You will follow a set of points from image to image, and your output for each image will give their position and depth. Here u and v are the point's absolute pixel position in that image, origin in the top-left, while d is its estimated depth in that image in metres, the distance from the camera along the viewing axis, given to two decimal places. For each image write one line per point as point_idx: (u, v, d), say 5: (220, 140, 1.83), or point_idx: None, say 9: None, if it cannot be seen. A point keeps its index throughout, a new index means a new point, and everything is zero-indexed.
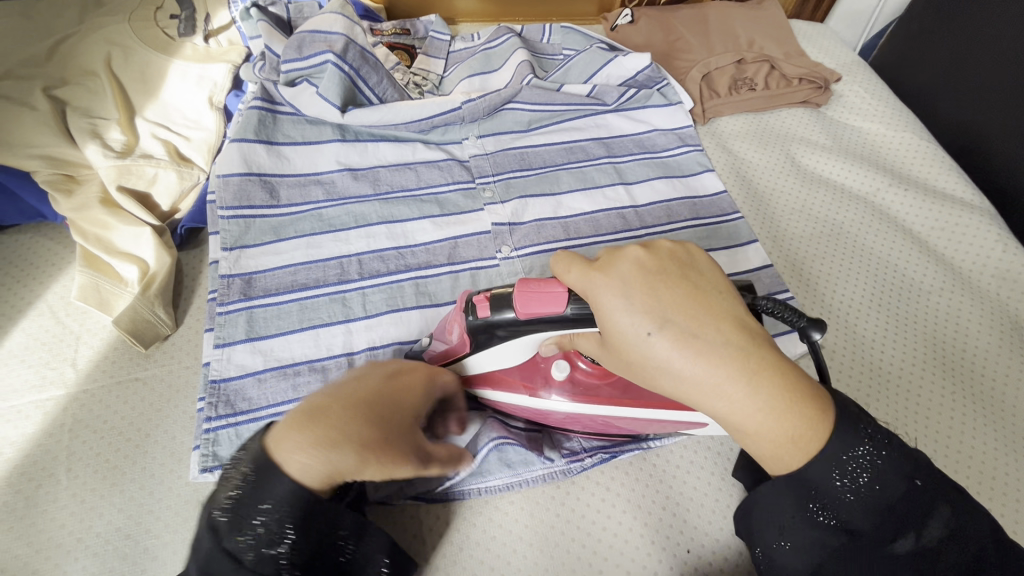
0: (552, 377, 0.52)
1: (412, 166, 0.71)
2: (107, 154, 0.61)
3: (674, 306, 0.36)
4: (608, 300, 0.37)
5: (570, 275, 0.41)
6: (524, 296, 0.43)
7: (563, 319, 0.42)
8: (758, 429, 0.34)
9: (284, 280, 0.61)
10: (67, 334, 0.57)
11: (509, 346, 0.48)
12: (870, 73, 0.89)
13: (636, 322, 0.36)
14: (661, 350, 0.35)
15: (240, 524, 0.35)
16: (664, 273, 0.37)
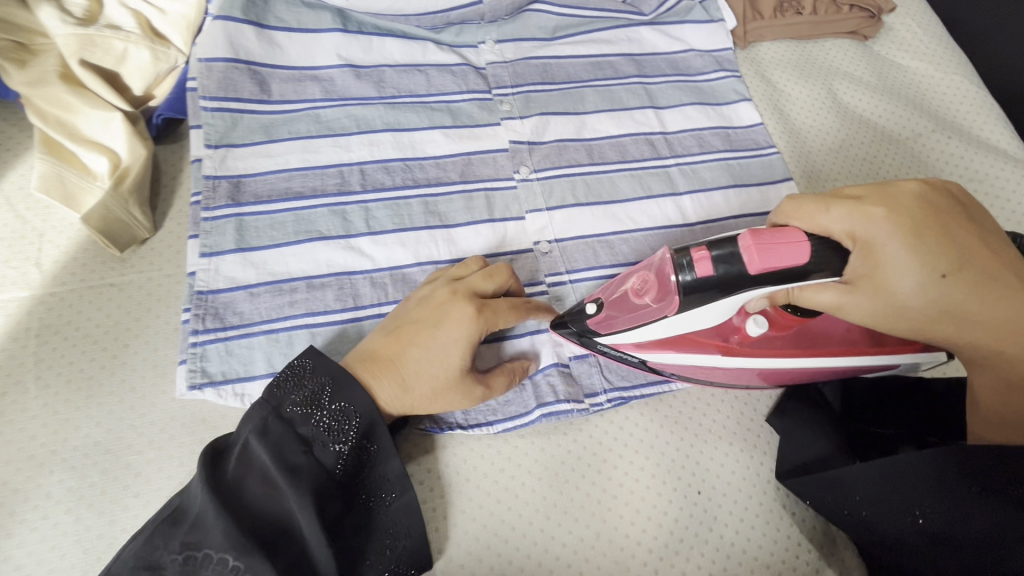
0: (748, 335, 0.47)
1: (422, 69, 0.63)
2: (65, 19, 0.51)
3: (926, 246, 0.40)
4: (892, 241, 0.40)
5: (828, 215, 0.41)
6: (767, 249, 0.39)
7: (797, 271, 0.40)
8: (1019, 351, 0.42)
9: (277, 186, 0.55)
10: (28, 231, 0.50)
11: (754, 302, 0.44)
12: (924, 5, 0.81)
13: (924, 267, 0.40)
14: (951, 293, 0.40)
15: (316, 411, 0.41)
16: (932, 210, 0.42)
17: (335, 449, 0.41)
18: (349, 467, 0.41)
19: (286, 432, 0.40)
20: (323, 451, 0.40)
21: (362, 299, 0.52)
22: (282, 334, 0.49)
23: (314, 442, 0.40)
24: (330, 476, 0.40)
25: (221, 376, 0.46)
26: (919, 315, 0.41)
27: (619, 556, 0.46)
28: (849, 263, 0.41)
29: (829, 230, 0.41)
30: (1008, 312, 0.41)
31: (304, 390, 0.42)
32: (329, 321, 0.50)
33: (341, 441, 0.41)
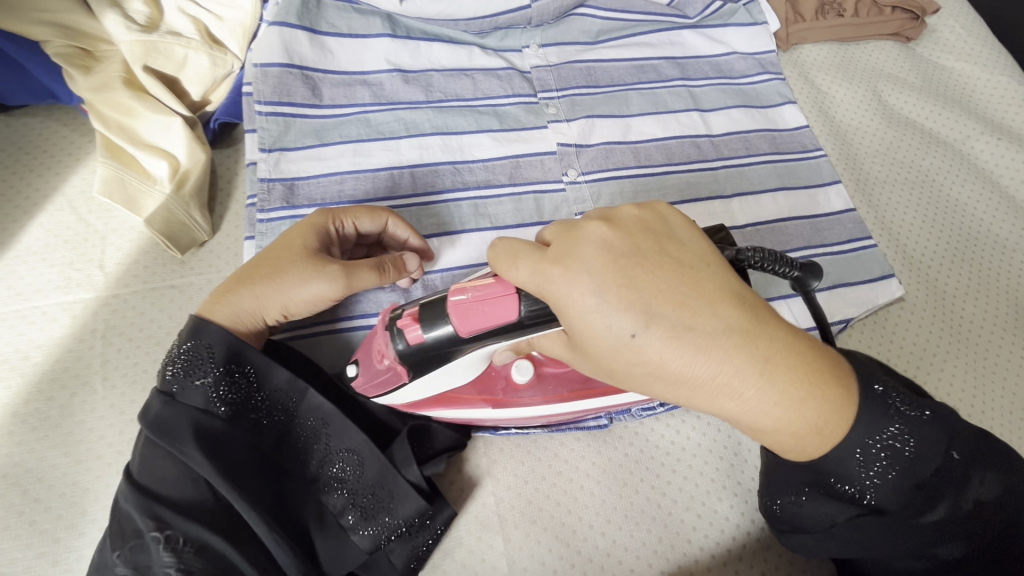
0: (515, 383, 0.45)
1: (468, 74, 0.64)
2: (129, 26, 0.52)
3: (657, 295, 0.34)
4: (579, 296, 0.34)
5: (518, 268, 0.36)
6: (470, 312, 0.37)
7: (516, 327, 0.38)
8: (767, 424, 0.35)
9: (331, 189, 0.56)
10: (91, 233, 0.51)
11: (456, 365, 0.41)
12: (968, 7, 0.81)
13: (619, 317, 0.33)
14: (646, 348, 0.34)
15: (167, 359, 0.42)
16: (643, 256, 0.35)
17: (200, 386, 0.41)
18: (229, 400, 0.41)
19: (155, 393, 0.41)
20: (189, 396, 0.40)
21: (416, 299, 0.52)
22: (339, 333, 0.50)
23: (184, 388, 0.40)
24: (212, 414, 0.40)
25: None
26: (752, 395, 0.34)
27: (682, 561, 0.46)
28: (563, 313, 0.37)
29: (523, 286, 0.36)
30: (815, 413, 0.35)
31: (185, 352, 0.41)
32: None
33: (205, 378, 0.41)
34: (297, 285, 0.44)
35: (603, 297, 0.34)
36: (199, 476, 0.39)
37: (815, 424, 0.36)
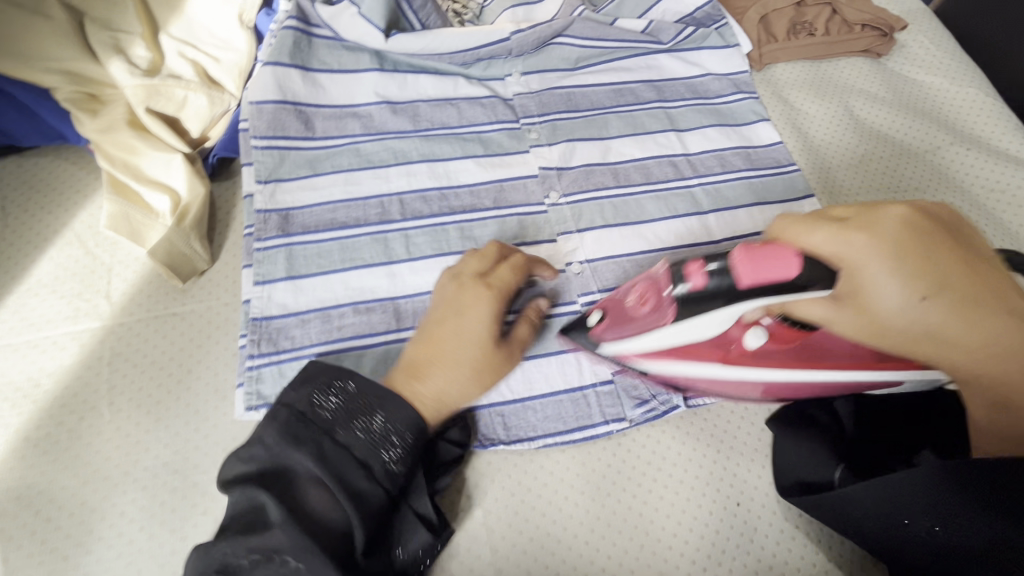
0: (749, 347, 0.45)
1: (453, 102, 0.67)
2: (133, 72, 0.55)
3: (921, 263, 0.38)
4: (873, 264, 0.39)
5: (814, 235, 0.40)
6: (752, 258, 0.41)
7: (790, 287, 0.41)
8: (1009, 346, 0.39)
9: (323, 217, 0.59)
10: (98, 265, 0.54)
11: (706, 319, 0.43)
12: (935, 23, 0.84)
13: (908, 286, 0.38)
14: (928, 317, 0.39)
15: (356, 412, 0.43)
16: (920, 231, 0.39)
17: (376, 447, 0.43)
18: (395, 469, 0.43)
19: (318, 433, 0.42)
20: (365, 453, 0.42)
21: (404, 320, 0.55)
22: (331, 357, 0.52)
23: (344, 439, 0.43)
24: (375, 479, 0.42)
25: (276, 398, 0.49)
26: (914, 329, 0.40)
27: (662, 567, 0.47)
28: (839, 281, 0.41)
29: (818, 251, 0.40)
30: (996, 324, 0.39)
31: (358, 410, 0.44)
32: (374, 343, 0.53)
33: (378, 439, 0.43)
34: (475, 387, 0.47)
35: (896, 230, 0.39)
36: (332, 522, 0.40)
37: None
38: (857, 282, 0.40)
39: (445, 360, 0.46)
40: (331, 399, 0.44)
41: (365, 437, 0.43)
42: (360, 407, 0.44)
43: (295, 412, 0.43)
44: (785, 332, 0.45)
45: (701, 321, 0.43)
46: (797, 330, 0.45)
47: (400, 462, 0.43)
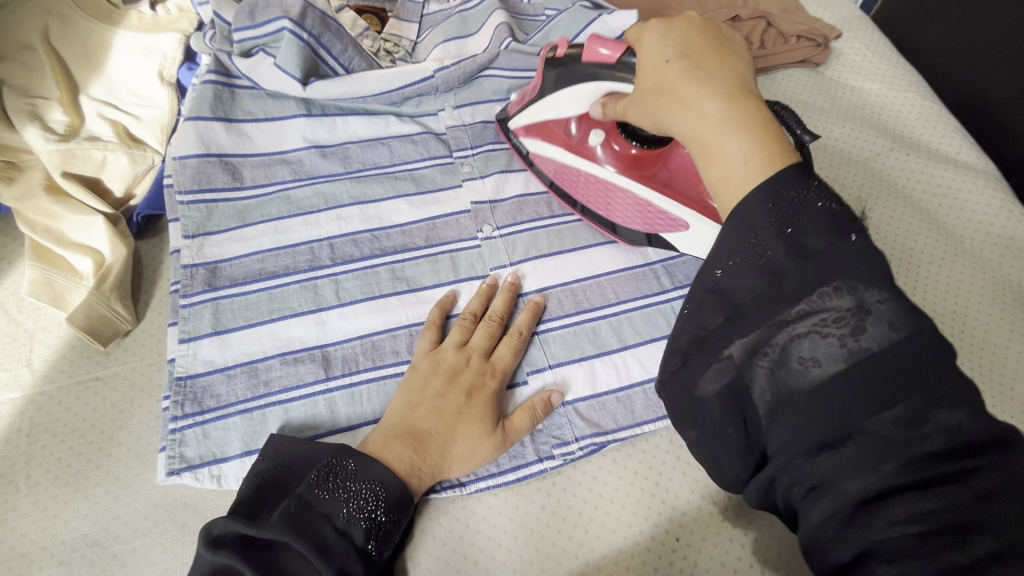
0: (596, 141, 0.62)
1: (384, 141, 0.67)
2: (48, 137, 0.56)
3: (692, 54, 0.46)
4: (656, 45, 0.49)
5: (636, 28, 0.52)
6: (593, 44, 0.54)
7: (611, 63, 0.53)
8: (716, 138, 0.42)
9: (251, 268, 0.58)
10: (21, 333, 0.53)
11: (571, 90, 0.58)
12: (871, 28, 0.84)
13: (669, 61, 0.47)
14: (681, 78, 0.45)
15: (347, 495, 0.42)
16: (717, 50, 0.47)
17: (367, 528, 0.42)
18: (381, 547, 0.43)
19: (321, 522, 0.40)
20: (359, 538, 0.41)
21: (334, 368, 0.53)
22: (256, 413, 0.50)
23: (342, 525, 0.41)
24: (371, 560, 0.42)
25: (199, 460, 0.48)
26: (710, 89, 0.44)
27: None
28: (645, 56, 0.49)
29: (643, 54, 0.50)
30: (760, 139, 0.41)
31: (351, 495, 0.42)
32: (302, 394, 0.52)
33: (372, 521, 0.42)
34: (471, 452, 0.48)
35: (664, 36, 0.49)
36: None
37: (754, 153, 0.40)
38: (643, 54, 0.50)
39: (437, 440, 0.48)
40: (334, 483, 0.42)
41: (363, 520, 0.42)
42: (360, 489, 0.43)
43: (285, 510, 0.40)
44: (642, 157, 0.61)
45: (562, 93, 0.60)
46: (648, 150, 0.60)
47: (387, 539, 0.43)
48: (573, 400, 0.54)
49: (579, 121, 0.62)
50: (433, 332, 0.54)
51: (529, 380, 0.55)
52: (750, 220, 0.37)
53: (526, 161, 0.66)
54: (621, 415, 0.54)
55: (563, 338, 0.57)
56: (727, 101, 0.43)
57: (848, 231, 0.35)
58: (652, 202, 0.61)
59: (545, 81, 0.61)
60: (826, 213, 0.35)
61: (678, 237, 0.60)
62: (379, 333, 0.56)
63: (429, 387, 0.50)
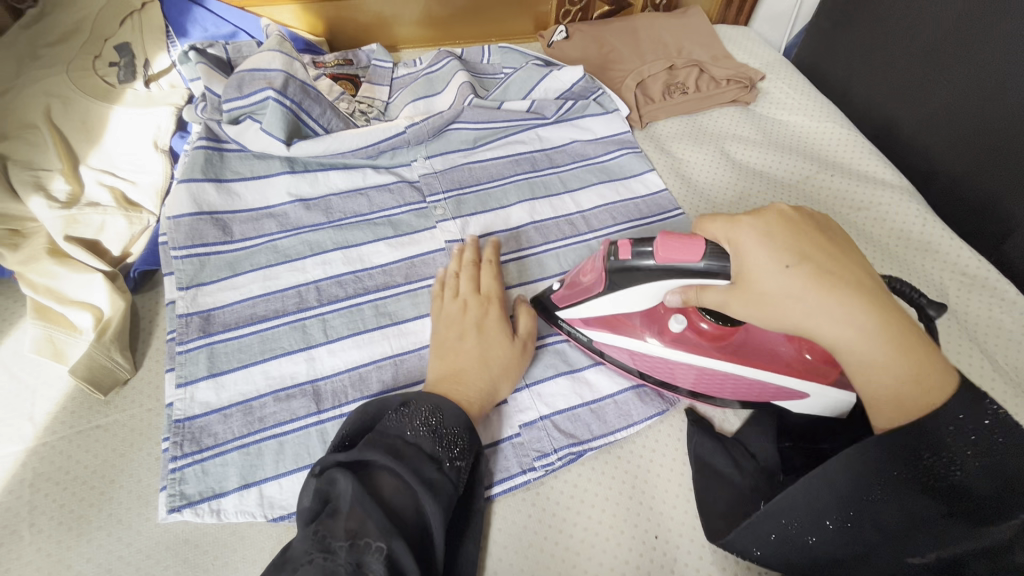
0: (668, 329, 0.58)
1: (363, 192, 0.73)
2: (52, 206, 0.60)
3: (811, 243, 0.47)
4: (749, 235, 0.48)
5: (714, 225, 0.50)
6: (666, 243, 0.50)
7: (696, 270, 0.50)
8: (851, 346, 0.44)
9: (243, 313, 0.62)
10: (22, 389, 0.56)
11: (636, 292, 0.55)
12: (792, 70, 0.96)
13: (776, 258, 0.46)
14: (794, 282, 0.45)
15: (412, 422, 0.48)
16: (800, 224, 0.49)
17: (436, 441, 0.48)
18: (455, 457, 0.48)
19: (396, 441, 0.46)
20: (430, 448, 0.47)
21: (324, 402, 0.57)
22: (252, 448, 0.54)
23: (413, 440, 0.47)
24: (445, 467, 0.47)
25: (198, 496, 0.51)
26: (852, 303, 0.44)
27: None
28: (754, 257, 0.47)
29: (757, 264, 0.46)
30: (924, 360, 0.43)
31: (419, 419, 0.49)
32: (295, 428, 0.55)
33: (441, 436, 0.48)
34: (511, 367, 0.57)
35: (755, 224, 0.48)
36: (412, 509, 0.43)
37: (915, 378, 0.43)
38: (737, 254, 0.48)
39: (477, 369, 0.55)
40: (402, 412, 0.49)
41: (434, 441, 0.48)
42: (420, 412, 0.49)
43: (370, 437, 0.47)
44: (720, 330, 0.56)
45: (642, 287, 0.54)
46: (726, 326, 0.56)
47: (459, 445, 0.49)
48: (550, 414, 0.58)
49: (647, 320, 0.59)
50: (434, 301, 0.61)
51: (511, 398, 0.59)
52: (925, 425, 0.42)
53: (591, 348, 0.61)
54: (596, 425, 0.58)
55: (537, 357, 0.62)
56: (879, 321, 0.44)
57: (984, 410, 0.42)
58: (751, 394, 0.58)
59: (602, 280, 0.56)
60: (983, 405, 0.42)
61: (793, 405, 0.57)
62: (361, 366, 0.60)
63: (449, 339, 0.57)
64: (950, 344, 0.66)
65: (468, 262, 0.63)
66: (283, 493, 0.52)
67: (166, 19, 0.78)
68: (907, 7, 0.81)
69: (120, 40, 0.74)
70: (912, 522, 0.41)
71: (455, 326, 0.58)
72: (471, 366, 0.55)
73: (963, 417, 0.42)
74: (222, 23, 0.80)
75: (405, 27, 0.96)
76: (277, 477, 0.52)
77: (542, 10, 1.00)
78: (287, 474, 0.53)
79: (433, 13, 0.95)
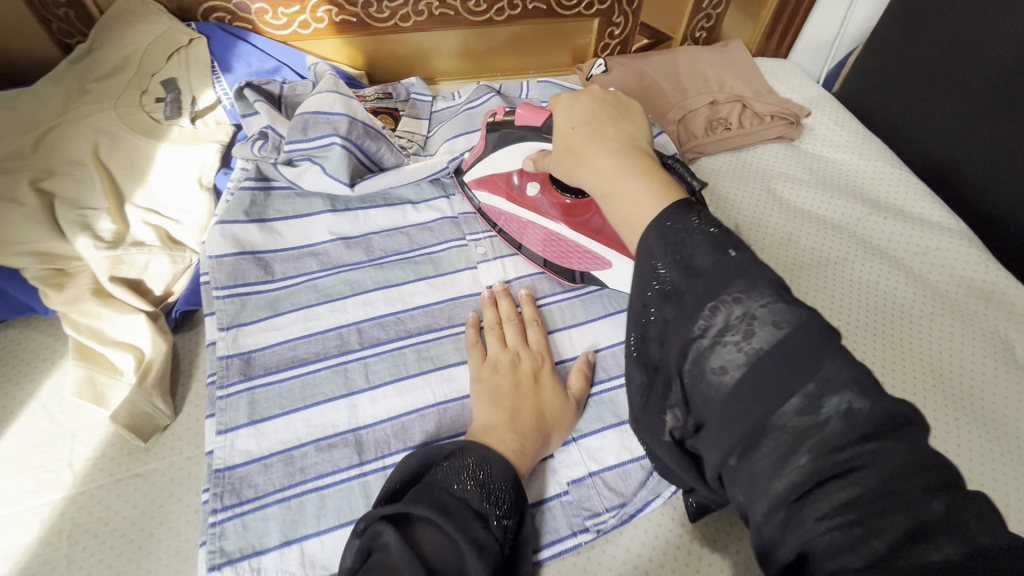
0: (529, 193, 0.69)
1: (403, 230, 0.72)
2: (98, 245, 0.60)
3: (597, 117, 0.48)
4: (571, 114, 0.49)
5: (562, 101, 0.51)
6: (523, 108, 0.62)
7: (541, 130, 0.62)
8: (624, 194, 0.41)
9: (284, 356, 0.61)
10: (62, 433, 0.55)
11: (507, 151, 0.66)
12: (837, 106, 0.94)
13: (605, 125, 0.47)
14: (609, 150, 0.44)
15: (458, 475, 0.46)
16: (614, 109, 0.49)
17: (484, 496, 0.44)
18: (503, 516, 0.44)
19: (442, 493, 0.44)
20: (478, 503, 0.44)
21: (367, 453, 0.55)
22: (294, 501, 0.52)
23: (460, 494, 0.44)
24: (492, 526, 0.43)
25: (239, 553, 0.49)
26: (624, 149, 0.44)
27: None
28: (579, 117, 0.48)
29: (574, 125, 0.48)
30: (650, 189, 0.40)
31: (467, 472, 0.46)
32: (337, 480, 0.53)
33: (487, 490, 0.45)
34: (562, 420, 0.55)
35: (576, 106, 0.50)
36: (456, 570, 0.39)
37: (657, 192, 0.40)
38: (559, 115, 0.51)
39: (532, 418, 0.53)
40: (448, 464, 0.47)
41: (481, 496, 0.44)
42: (469, 464, 0.47)
43: (415, 490, 0.44)
44: (576, 205, 0.68)
45: (499, 151, 0.67)
46: (579, 200, 0.68)
47: (507, 501, 0.46)
48: (599, 471, 0.56)
49: (519, 175, 0.69)
50: (477, 352, 0.60)
51: (559, 454, 0.56)
52: (654, 258, 0.37)
53: (487, 217, 0.73)
54: (649, 483, 0.55)
55: (585, 410, 0.59)
56: (629, 165, 0.42)
57: (727, 248, 0.35)
58: (569, 250, 0.68)
59: (485, 145, 0.68)
60: (706, 233, 0.36)
61: (603, 274, 0.66)
62: (404, 415, 0.58)
63: (500, 389, 0.55)
64: (1020, 404, 0.62)
65: (512, 316, 0.63)
66: (325, 552, 0.50)
67: (212, 54, 0.78)
68: (964, 45, 0.79)
69: (166, 76, 0.75)
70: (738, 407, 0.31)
71: (504, 376, 0.56)
72: (529, 416, 0.53)
73: (665, 257, 0.36)
74: (266, 58, 0.80)
75: (444, 60, 0.95)
76: (319, 535, 0.50)
77: (581, 43, 0.99)
78: (329, 531, 0.51)
79: (471, 46, 0.95)
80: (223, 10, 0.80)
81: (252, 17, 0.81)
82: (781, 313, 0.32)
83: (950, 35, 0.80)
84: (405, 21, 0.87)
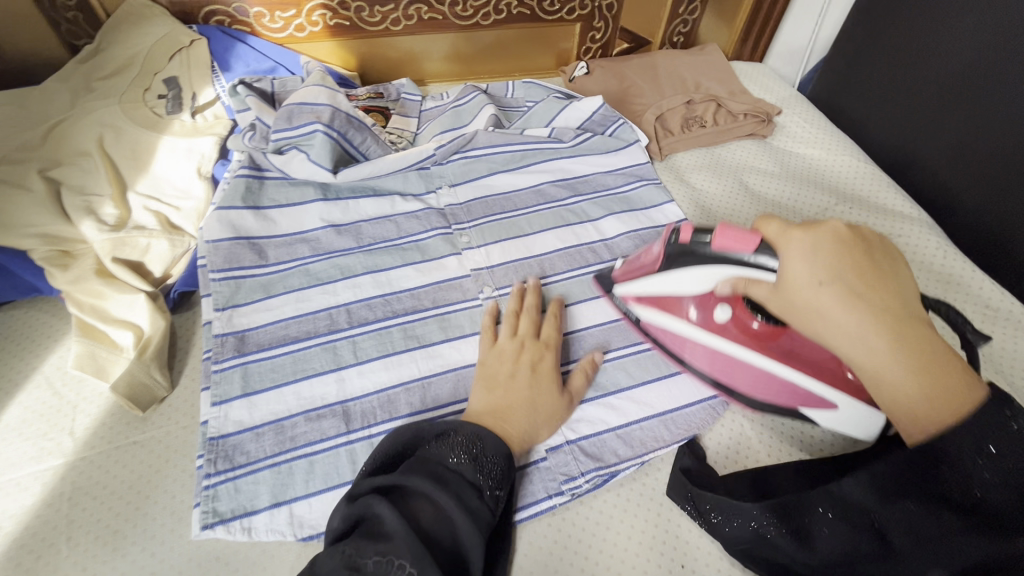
0: (717, 320, 0.61)
1: (392, 218, 0.76)
2: (102, 228, 0.64)
3: (852, 269, 0.47)
4: (791, 248, 0.50)
5: (771, 225, 0.52)
6: (724, 233, 0.54)
7: (747, 259, 0.53)
8: (900, 384, 0.44)
9: (276, 334, 0.64)
10: (65, 405, 0.58)
11: (685, 273, 0.59)
12: (808, 106, 0.99)
13: (809, 271, 0.48)
14: (824, 299, 0.47)
15: (451, 450, 0.49)
16: (856, 247, 0.49)
17: (474, 470, 0.48)
18: (493, 486, 0.49)
19: (436, 467, 0.47)
20: (469, 475, 0.48)
21: (353, 422, 0.58)
22: (284, 466, 0.55)
23: (452, 467, 0.48)
24: (482, 496, 0.47)
25: (231, 513, 0.51)
26: (876, 348, 0.45)
27: None
28: (800, 267, 0.49)
29: (796, 275, 0.49)
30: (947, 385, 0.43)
31: (459, 447, 0.49)
32: (325, 448, 0.56)
33: (478, 464, 0.49)
34: (557, 416, 0.57)
35: (828, 242, 0.49)
36: (449, 537, 0.44)
37: (933, 394, 0.43)
38: (784, 263, 0.50)
39: (520, 411, 0.55)
40: (441, 440, 0.50)
41: (473, 469, 0.48)
42: (461, 440, 0.50)
43: (411, 463, 0.48)
44: (765, 330, 0.59)
45: (683, 273, 0.59)
46: (774, 326, 0.59)
47: (496, 472, 0.49)
48: (575, 439, 0.58)
49: (699, 306, 0.62)
50: (489, 335, 0.62)
51: None
52: (952, 431, 0.41)
53: (620, 308, 0.68)
54: (622, 449, 0.58)
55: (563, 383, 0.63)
56: (891, 339, 0.44)
57: (986, 445, 0.40)
58: (784, 396, 0.59)
59: (660, 260, 0.60)
60: (1003, 430, 0.40)
61: (822, 414, 0.58)
62: (389, 388, 0.61)
63: (499, 375, 0.57)
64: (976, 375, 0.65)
65: (530, 308, 0.64)
66: (313, 512, 0.53)
67: (212, 55, 0.82)
68: (922, 45, 0.83)
69: (168, 75, 0.79)
70: (909, 557, 0.41)
71: (507, 362, 0.58)
72: (519, 405, 0.55)
73: (999, 441, 0.40)
74: (263, 59, 0.84)
75: (434, 63, 1.00)
76: (308, 497, 0.53)
77: (564, 47, 1.04)
78: (316, 494, 0.53)
79: (460, 49, 0.99)
80: (222, 14, 0.85)
81: (250, 21, 0.86)
82: (998, 474, 0.39)
83: (909, 37, 0.85)
84: (395, 25, 0.92)
